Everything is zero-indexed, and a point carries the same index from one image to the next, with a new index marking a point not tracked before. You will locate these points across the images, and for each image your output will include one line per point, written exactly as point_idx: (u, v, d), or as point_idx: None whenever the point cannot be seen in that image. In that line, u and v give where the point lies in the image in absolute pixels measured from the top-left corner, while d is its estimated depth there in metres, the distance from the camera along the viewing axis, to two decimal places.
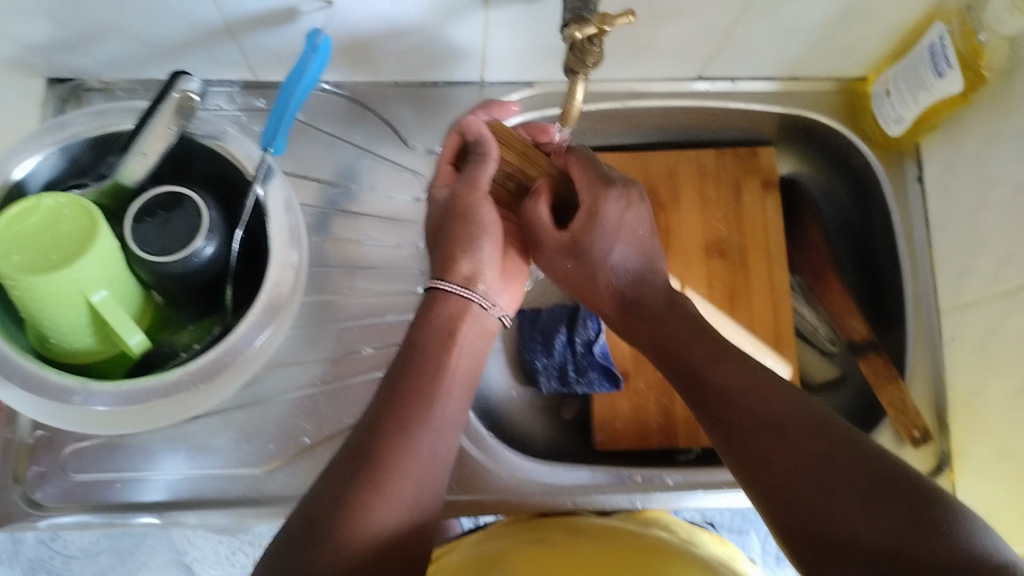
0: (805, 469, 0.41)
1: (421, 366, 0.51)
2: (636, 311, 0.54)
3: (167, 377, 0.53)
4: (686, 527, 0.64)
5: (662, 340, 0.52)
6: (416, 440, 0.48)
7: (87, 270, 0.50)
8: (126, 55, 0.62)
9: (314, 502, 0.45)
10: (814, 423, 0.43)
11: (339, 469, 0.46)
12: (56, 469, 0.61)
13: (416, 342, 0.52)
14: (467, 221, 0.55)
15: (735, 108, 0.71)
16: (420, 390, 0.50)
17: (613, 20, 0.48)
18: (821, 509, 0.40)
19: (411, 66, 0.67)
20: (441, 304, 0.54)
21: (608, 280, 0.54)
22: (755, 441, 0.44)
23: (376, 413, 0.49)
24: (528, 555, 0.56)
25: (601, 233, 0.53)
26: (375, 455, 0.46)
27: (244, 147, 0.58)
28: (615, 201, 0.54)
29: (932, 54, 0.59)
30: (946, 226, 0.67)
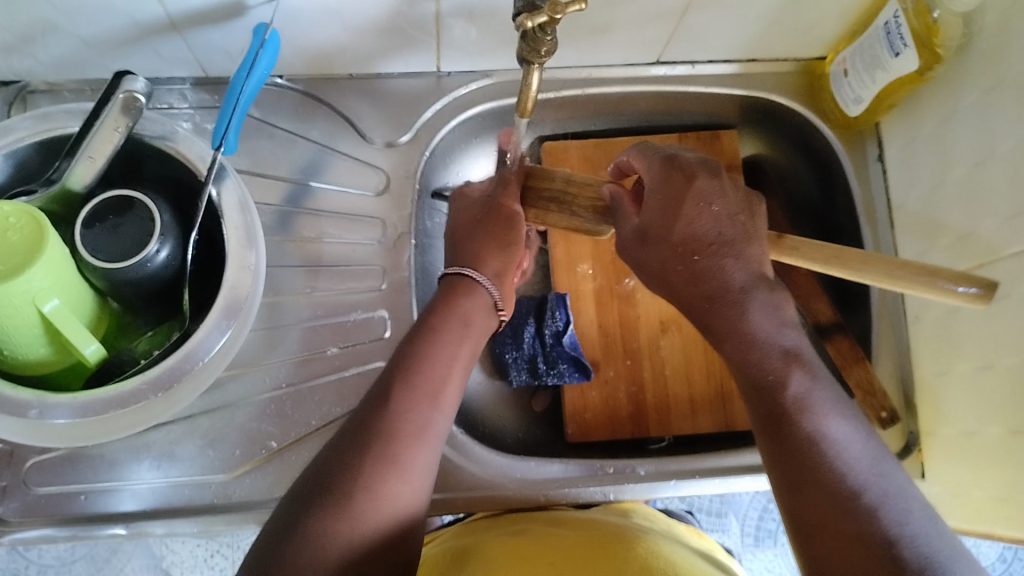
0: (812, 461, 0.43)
1: (436, 349, 0.51)
2: (717, 300, 0.49)
3: (125, 386, 0.52)
4: (659, 517, 0.64)
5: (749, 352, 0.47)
6: (422, 422, 0.48)
7: (37, 279, 0.49)
8: (71, 55, 0.60)
9: (322, 477, 0.45)
10: (844, 449, 0.43)
11: (346, 440, 0.47)
12: (17, 483, 0.60)
13: (436, 326, 0.52)
14: (492, 236, 0.58)
15: (695, 92, 0.71)
16: (431, 372, 0.50)
17: (565, 7, 0.47)
18: (820, 502, 0.41)
19: (367, 58, 0.65)
20: (463, 290, 0.55)
21: (706, 267, 0.49)
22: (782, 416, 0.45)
23: (383, 390, 0.49)
24: (502, 547, 0.55)
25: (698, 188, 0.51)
26: (382, 432, 0.47)
27: (196, 147, 0.57)
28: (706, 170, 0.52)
29: (887, 34, 0.59)
30: (908, 205, 0.67)
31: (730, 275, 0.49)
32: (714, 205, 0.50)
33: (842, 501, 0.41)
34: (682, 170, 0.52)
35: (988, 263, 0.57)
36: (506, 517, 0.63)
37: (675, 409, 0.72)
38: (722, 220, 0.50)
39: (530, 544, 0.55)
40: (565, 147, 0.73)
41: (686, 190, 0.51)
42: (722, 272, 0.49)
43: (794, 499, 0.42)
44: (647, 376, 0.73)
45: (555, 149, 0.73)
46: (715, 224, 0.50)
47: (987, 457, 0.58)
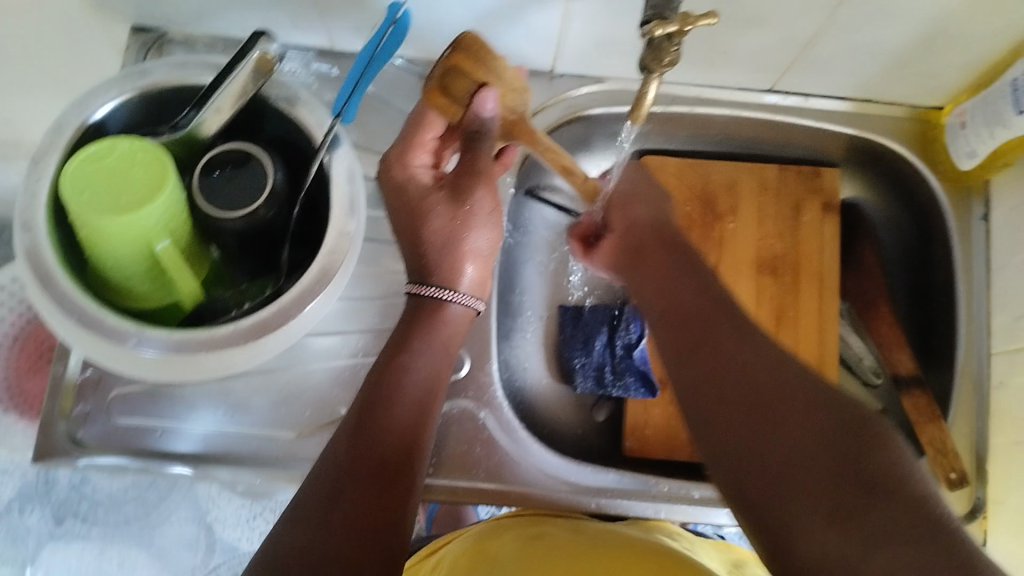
0: (803, 444, 0.40)
1: (410, 360, 0.50)
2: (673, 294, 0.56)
3: (218, 331, 0.54)
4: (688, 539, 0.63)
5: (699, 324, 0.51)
6: (393, 419, 0.47)
7: (156, 216, 0.51)
8: (210, 10, 0.63)
9: (314, 485, 0.43)
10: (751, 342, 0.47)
11: (332, 450, 0.45)
12: (100, 410, 0.62)
13: (407, 334, 0.51)
14: (484, 221, 0.54)
15: (804, 124, 0.70)
16: (409, 380, 0.49)
17: (697, 20, 0.48)
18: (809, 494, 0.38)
19: (483, 50, 0.67)
20: (439, 313, 0.53)
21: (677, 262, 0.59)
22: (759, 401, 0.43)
23: (361, 398, 0.48)
24: (527, 552, 0.54)
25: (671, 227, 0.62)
26: (361, 429, 0.46)
27: (315, 113, 0.59)
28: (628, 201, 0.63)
29: (1014, 91, 0.58)
30: (1010, 268, 0.65)
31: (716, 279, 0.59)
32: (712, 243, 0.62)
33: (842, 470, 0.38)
34: None
35: None
36: (527, 520, 0.63)
37: None
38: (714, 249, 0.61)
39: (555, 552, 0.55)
40: (664, 163, 0.73)
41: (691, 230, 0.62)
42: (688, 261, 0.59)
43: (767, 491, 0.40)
44: None
45: (655, 162, 0.73)
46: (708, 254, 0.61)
47: None
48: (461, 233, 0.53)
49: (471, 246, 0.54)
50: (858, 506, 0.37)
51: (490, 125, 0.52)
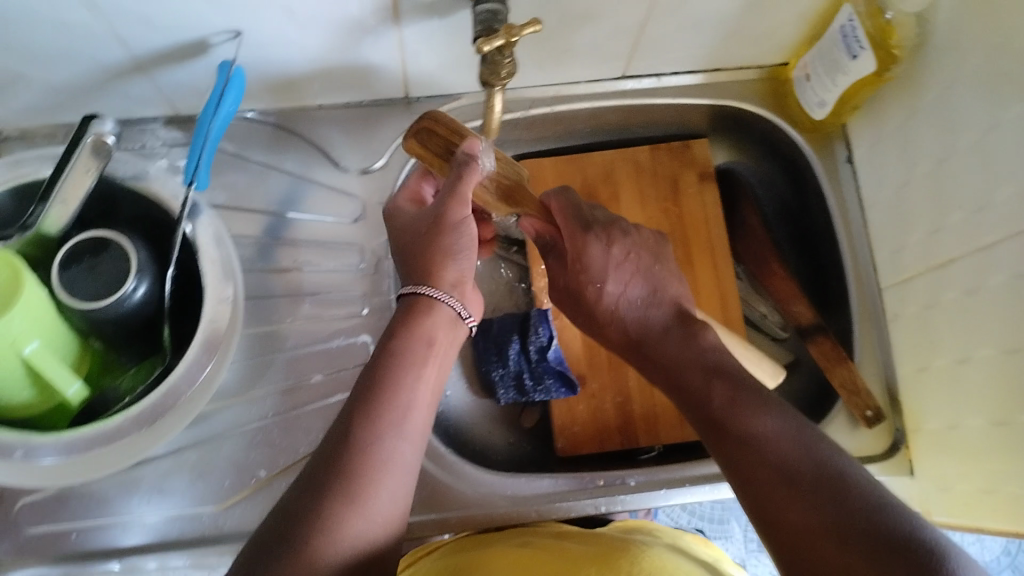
0: (787, 489, 0.44)
1: (397, 376, 0.49)
2: (643, 346, 0.57)
3: (108, 425, 0.53)
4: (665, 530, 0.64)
5: (674, 376, 0.54)
6: (384, 452, 0.47)
7: (16, 324, 0.49)
8: (44, 101, 0.61)
9: (294, 523, 0.43)
10: (787, 429, 0.47)
11: (313, 485, 0.45)
12: (8, 525, 0.60)
13: (391, 352, 0.50)
14: (456, 233, 0.53)
15: (661, 103, 0.72)
16: (395, 403, 0.48)
17: (521, 30, 0.48)
18: (806, 531, 0.42)
19: (334, 88, 0.67)
20: (422, 313, 0.52)
21: (613, 309, 0.58)
22: (750, 451, 0.47)
23: (347, 425, 0.47)
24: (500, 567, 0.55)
25: (585, 272, 0.59)
26: (349, 470, 0.45)
27: (169, 184, 0.58)
28: (596, 245, 0.58)
29: (844, 37, 0.59)
30: (879, 204, 0.67)
31: (647, 322, 0.58)
32: (626, 262, 0.59)
33: (824, 514, 0.42)
34: (591, 245, 0.58)
35: (959, 258, 0.57)
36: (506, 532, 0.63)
37: (663, 418, 0.72)
38: (631, 280, 0.58)
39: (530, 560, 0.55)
40: (537, 164, 0.74)
41: (594, 274, 0.58)
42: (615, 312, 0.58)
43: (761, 513, 0.45)
44: (632, 386, 0.73)
45: (532, 166, 0.74)
46: (617, 282, 0.58)
47: (972, 451, 0.59)
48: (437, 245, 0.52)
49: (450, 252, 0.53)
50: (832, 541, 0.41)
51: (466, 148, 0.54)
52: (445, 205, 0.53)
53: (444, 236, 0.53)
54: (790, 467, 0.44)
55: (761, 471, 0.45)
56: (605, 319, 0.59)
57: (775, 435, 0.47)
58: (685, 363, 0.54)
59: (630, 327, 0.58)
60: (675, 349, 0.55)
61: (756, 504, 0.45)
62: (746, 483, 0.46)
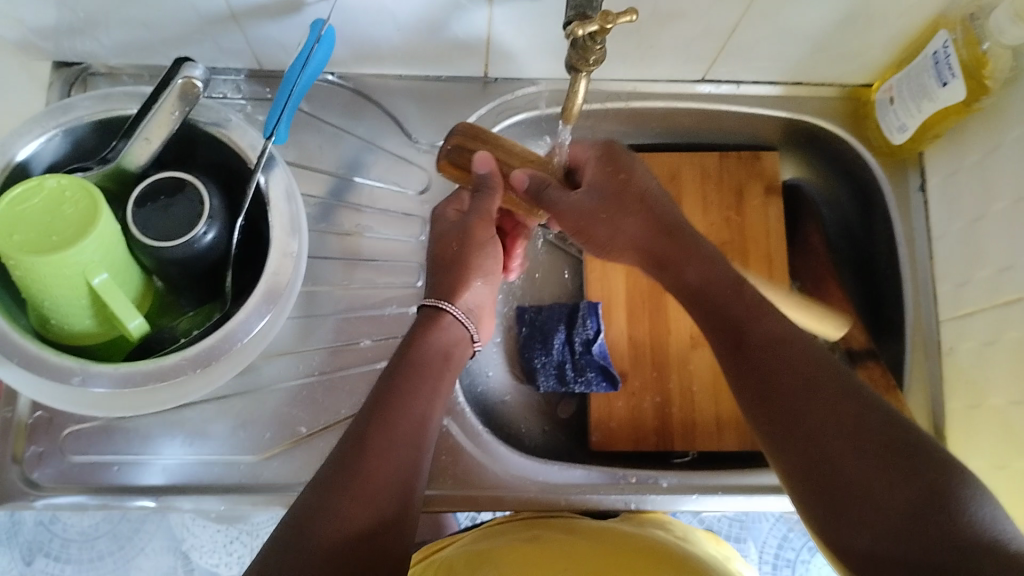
0: (821, 409, 0.44)
1: (412, 380, 0.51)
2: (672, 236, 0.56)
3: (165, 361, 0.53)
4: (681, 525, 0.64)
5: (709, 279, 0.53)
6: (394, 453, 0.47)
7: (88, 252, 0.50)
8: (136, 41, 0.63)
9: (308, 507, 0.44)
10: (801, 349, 0.47)
11: (326, 474, 0.46)
12: (53, 450, 0.61)
13: (407, 360, 0.53)
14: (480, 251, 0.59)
15: (739, 111, 0.71)
16: (406, 408, 0.49)
17: (616, 18, 0.47)
18: (842, 462, 0.42)
19: (416, 59, 0.67)
20: (439, 326, 0.55)
21: (631, 233, 0.57)
22: (780, 371, 0.46)
23: (361, 422, 0.48)
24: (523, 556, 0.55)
25: (613, 165, 0.59)
26: (362, 459, 0.46)
27: (247, 136, 0.59)
28: (622, 145, 0.60)
29: (936, 63, 0.59)
30: (948, 237, 0.66)
31: (680, 240, 0.56)
32: (659, 204, 0.58)
33: (859, 436, 0.42)
34: (645, 172, 0.59)
35: None
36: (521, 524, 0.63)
37: (701, 425, 0.72)
38: (654, 209, 0.57)
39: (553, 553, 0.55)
40: None
41: (628, 196, 0.58)
42: (638, 230, 0.57)
43: (800, 459, 0.43)
44: (673, 389, 0.73)
45: None
46: (646, 215, 0.57)
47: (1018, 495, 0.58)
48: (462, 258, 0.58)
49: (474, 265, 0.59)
50: (880, 467, 0.41)
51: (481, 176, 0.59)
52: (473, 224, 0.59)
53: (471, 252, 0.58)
54: (811, 375, 0.45)
55: (779, 381, 0.46)
56: (632, 234, 0.57)
57: (800, 353, 0.46)
58: (717, 286, 0.52)
59: (660, 228, 0.56)
60: (718, 287, 0.52)
61: (782, 431, 0.45)
62: (771, 408, 0.46)
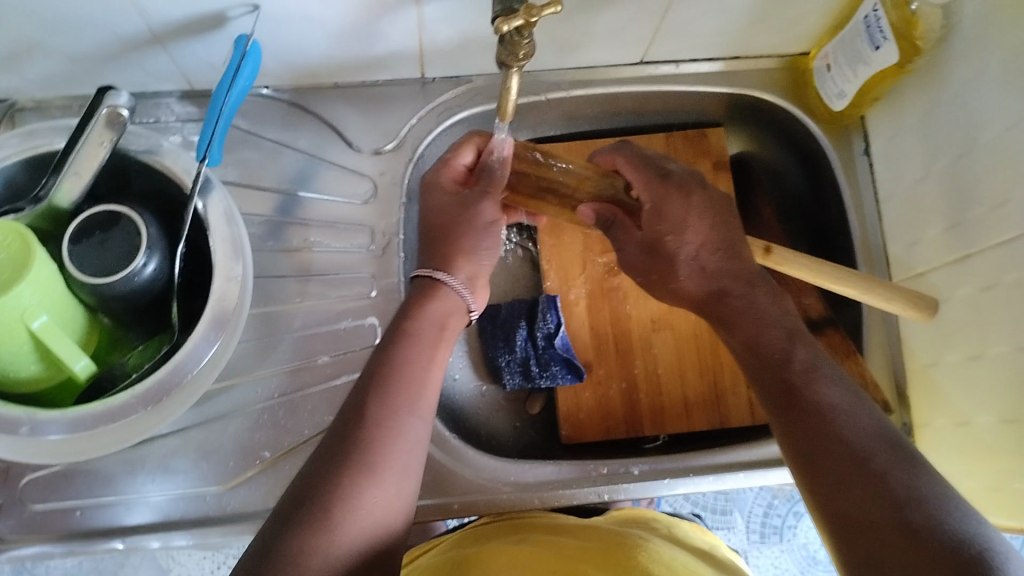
0: (849, 460, 0.43)
1: (402, 355, 0.53)
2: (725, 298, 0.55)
3: (115, 401, 0.52)
4: (663, 519, 0.64)
5: (757, 338, 0.52)
6: (395, 430, 0.49)
7: (25, 296, 0.49)
8: (57, 72, 0.61)
9: (298, 500, 0.46)
10: (856, 405, 0.47)
11: (320, 458, 0.48)
12: (13, 501, 0.60)
13: (405, 332, 0.54)
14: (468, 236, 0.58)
15: (680, 90, 0.71)
16: (409, 377, 0.52)
17: (540, 10, 0.46)
18: (870, 510, 0.41)
19: (350, 66, 0.66)
20: (436, 294, 0.56)
21: (687, 274, 0.57)
22: (822, 430, 0.46)
23: (357, 403, 0.50)
24: (509, 554, 0.55)
25: (663, 225, 0.57)
26: (353, 445, 0.48)
27: (180, 160, 0.57)
28: (676, 197, 0.57)
29: (868, 27, 0.58)
30: (895, 197, 0.67)
31: (730, 281, 0.56)
32: (706, 218, 0.57)
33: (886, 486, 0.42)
34: (670, 189, 0.58)
35: (975, 253, 0.57)
36: (504, 523, 0.64)
37: (669, 408, 0.72)
38: (703, 231, 0.57)
39: (539, 550, 0.55)
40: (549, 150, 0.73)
41: (671, 223, 0.57)
42: (687, 270, 0.57)
43: (835, 504, 0.43)
44: (638, 374, 0.73)
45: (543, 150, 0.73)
46: (698, 243, 0.57)
47: (980, 448, 0.58)
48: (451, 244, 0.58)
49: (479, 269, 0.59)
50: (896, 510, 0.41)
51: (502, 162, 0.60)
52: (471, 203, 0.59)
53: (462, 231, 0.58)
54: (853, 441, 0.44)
55: (816, 441, 0.45)
56: (682, 270, 0.57)
57: (850, 410, 0.46)
58: (770, 327, 0.52)
59: (711, 282, 0.56)
60: (759, 305, 0.54)
61: (815, 478, 0.45)
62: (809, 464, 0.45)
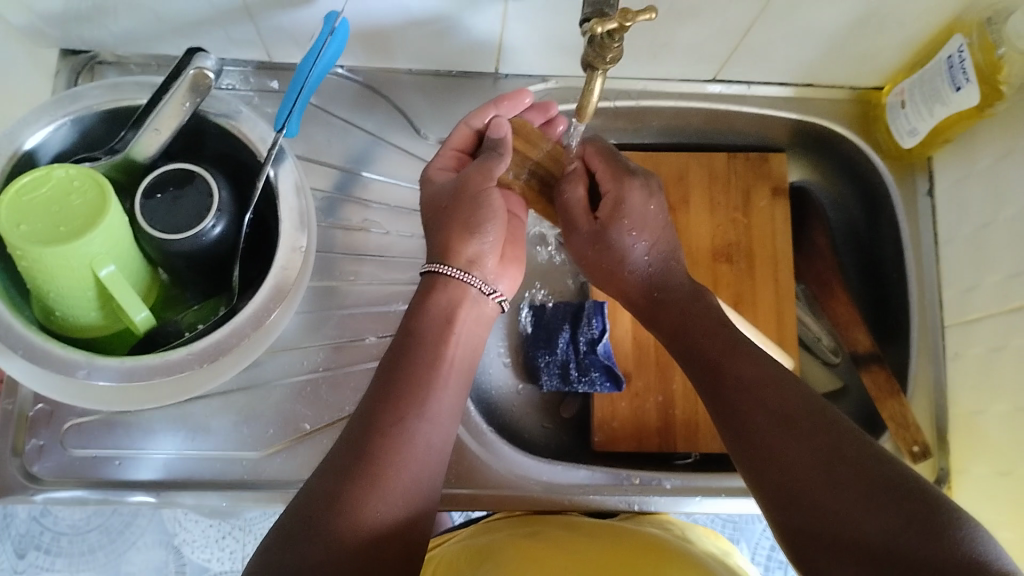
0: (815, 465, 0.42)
1: (420, 356, 0.50)
2: (663, 295, 0.56)
3: (172, 355, 0.53)
4: (680, 523, 0.63)
5: (683, 325, 0.54)
6: (406, 430, 0.47)
7: (96, 244, 0.50)
8: (144, 30, 0.62)
9: (307, 499, 0.45)
10: (793, 396, 0.46)
11: (334, 463, 0.46)
12: (54, 443, 0.61)
13: (415, 332, 0.51)
14: (477, 204, 0.55)
15: (748, 112, 0.71)
16: (419, 373, 0.50)
17: (636, 16, 0.47)
18: (841, 519, 0.40)
19: (427, 54, 0.67)
20: (434, 291, 0.53)
21: (631, 268, 0.58)
22: (770, 434, 0.45)
23: (370, 405, 0.48)
24: (519, 549, 0.55)
25: (626, 220, 0.57)
26: (369, 447, 0.46)
27: (258, 128, 0.58)
28: (641, 192, 0.57)
29: (950, 67, 0.59)
30: (956, 241, 0.66)
31: (670, 277, 0.57)
32: (654, 223, 0.57)
33: (860, 491, 0.40)
34: (634, 189, 0.57)
35: None
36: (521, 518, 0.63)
37: (704, 427, 0.72)
38: (657, 232, 0.58)
39: (549, 547, 0.55)
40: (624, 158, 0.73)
41: (629, 217, 0.57)
42: (635, 268, 0.58)
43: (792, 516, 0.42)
44: (676, 389, 0.73)
45: None
46: (652, 240, 0.58)
47: (1021, 499, 0.58)
48: (453, 245, 0.54)
49: (475, 254, 0.54)
50: (880, 514, 0.39)
51: (502, 138, 0.58)
52: (470, 177, 0.56)
53: (465, 207, 0.55)
54: (793, 418, 0.44)
55: (761, 433, 0.45)
56: (631, 266, 0.58)
57: (783, 399, 0.46)
58: (696, 318, 0.54)
59: (652, 283, 0.57)
60: (687, 303, 0.55)
61: (763, 478, 0.44)
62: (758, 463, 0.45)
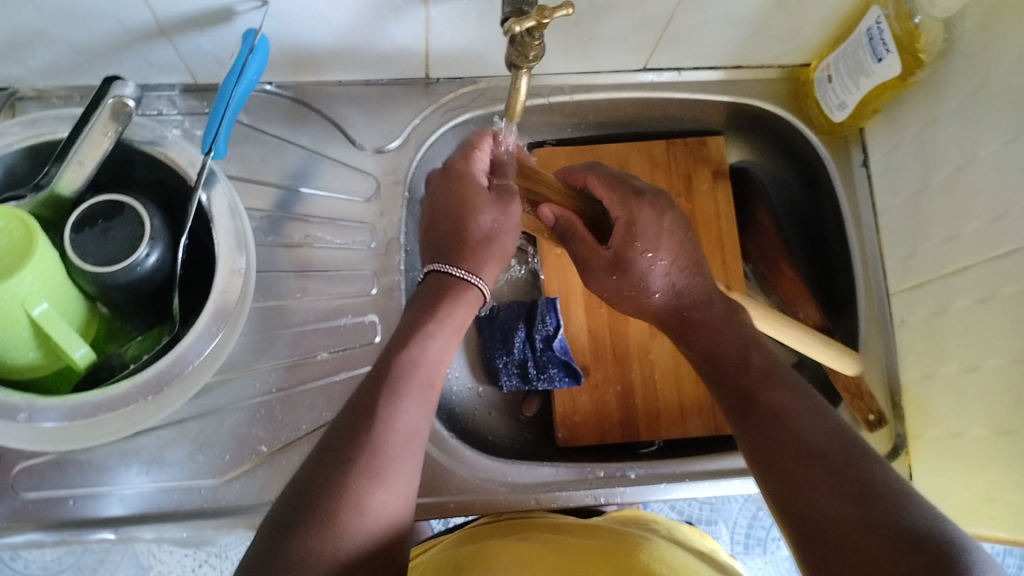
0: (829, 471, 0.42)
1: (420, 364, 0.51)
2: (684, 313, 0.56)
3: (115, 390, 0.52)
4: (662, 522, 0.64)
5: (714, 344, 0.53)
6: (400, 439, 0.47)
7: (27, 283, 0.49)
8: (62, 61, 0.61)
9: (305, 495, 0.44)
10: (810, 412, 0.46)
11: (333, 458, 0.45)
12: (5, 488, 0.59)
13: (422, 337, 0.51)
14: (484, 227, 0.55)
15: (682, 98, 0.72)
16: (419, 383, 0.50)
17: (552, 11, 0.46)
18: (850, 516, 0.40)
19: (356, 64, 0.66)
20: (454, 295, 0.53)
21: (651, 292, 0.57)
22: (787, 439, 0.45)
23: (373, 410, 0.48)
24: (511, 552, 0.55)
25: (639, 242, 0.56)
26: (366, 452, 0.45)
27: (185, 151, 0.57)
28: (649, 212, 0.57)
29: (870, 39, 0.59)
30: (893, 209, 0.67)
31: (692, 296, 0.56)
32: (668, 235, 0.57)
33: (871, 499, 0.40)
34: (643, 209, 0.57)
35: (974, 265, 0.57)
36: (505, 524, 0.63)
37: (665, 413, 0.72)
38: (673, 248, 0.57)
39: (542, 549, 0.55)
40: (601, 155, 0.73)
41: (643, 235, 0.56)
42: (648, 282, 0.56)
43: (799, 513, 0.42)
44: (635, 378, 0.73)
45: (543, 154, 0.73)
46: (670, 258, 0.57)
47: (975, 458, 0.59)
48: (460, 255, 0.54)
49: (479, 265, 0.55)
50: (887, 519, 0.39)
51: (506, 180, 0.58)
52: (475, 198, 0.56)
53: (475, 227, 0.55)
54: (807, 430, 0.45)
55: (772, 435, 0.45)
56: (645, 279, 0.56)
57: (804, 419, 0.46)
58: (727, 340, 0.53)
59: (676, 302, 0.56)
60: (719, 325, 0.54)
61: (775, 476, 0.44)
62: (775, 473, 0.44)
